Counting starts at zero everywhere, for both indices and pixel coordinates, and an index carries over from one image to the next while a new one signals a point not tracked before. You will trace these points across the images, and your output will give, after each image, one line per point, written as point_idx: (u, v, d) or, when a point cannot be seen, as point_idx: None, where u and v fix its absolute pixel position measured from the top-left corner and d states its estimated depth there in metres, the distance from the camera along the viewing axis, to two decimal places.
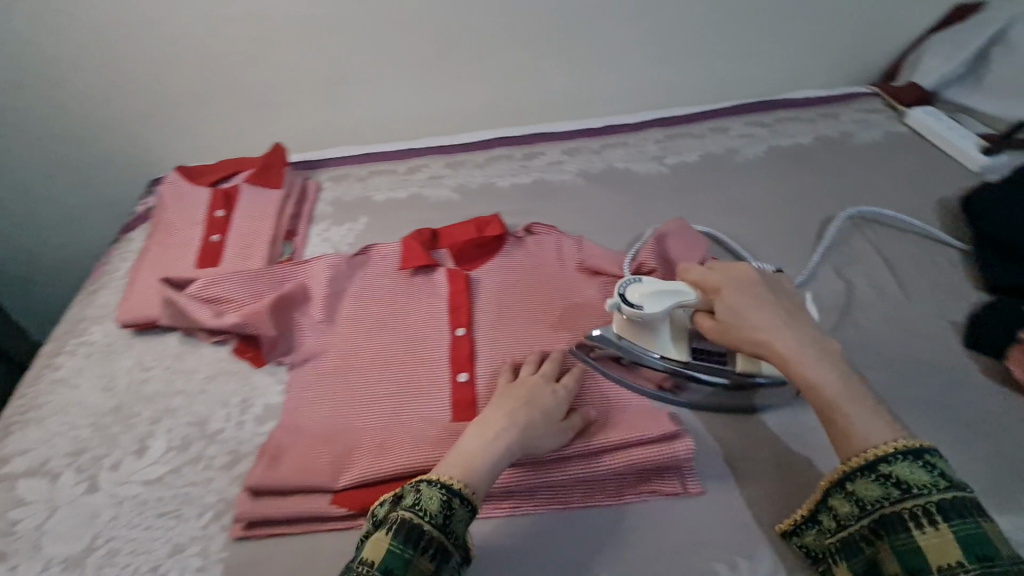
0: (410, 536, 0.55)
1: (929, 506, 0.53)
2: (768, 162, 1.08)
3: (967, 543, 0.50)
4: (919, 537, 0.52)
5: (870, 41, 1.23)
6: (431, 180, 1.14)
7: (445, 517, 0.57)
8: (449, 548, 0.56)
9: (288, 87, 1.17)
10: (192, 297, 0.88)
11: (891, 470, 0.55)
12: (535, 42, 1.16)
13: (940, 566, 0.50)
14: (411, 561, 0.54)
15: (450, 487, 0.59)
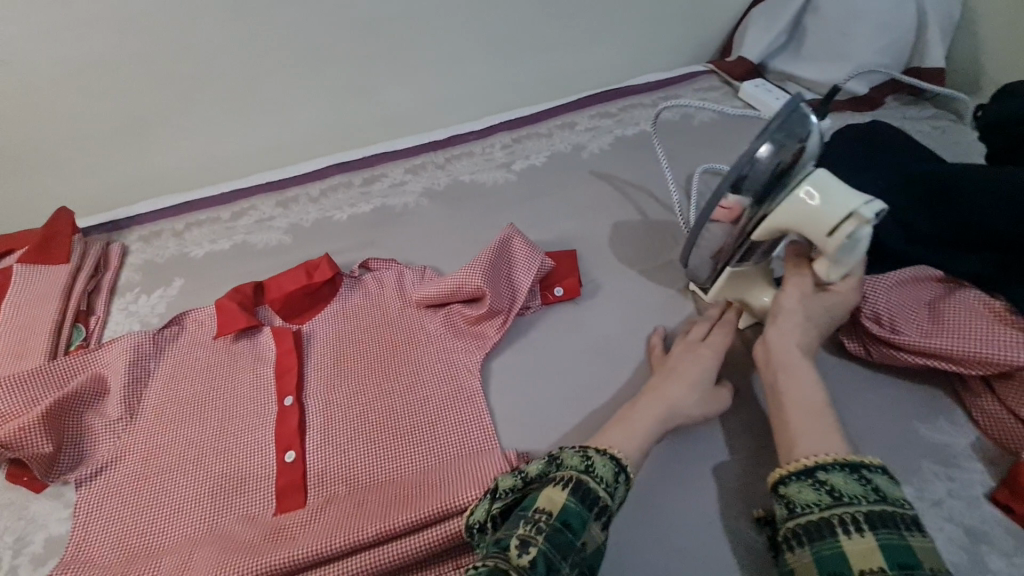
0: (588, 496, 0.50)
1: (858, 514, 0.45)
2: (614, 152, 1.01)
3: (891, 554, 0.43)
4: (844, 542, 0.45)
5: (699, 26, 1.26)
6: (258, 225, 0.94)
7: (613, 489, 0.52)
8: (612, 524, 0.50)
9: (87, 138, 0.99)
10: None
11: (827, 478, 0.48)
12: (361, 55, 1.04)
13: (858, 571, 0.43)
14: (583, 525, 0.48)
15: (618, 459, 0.54)
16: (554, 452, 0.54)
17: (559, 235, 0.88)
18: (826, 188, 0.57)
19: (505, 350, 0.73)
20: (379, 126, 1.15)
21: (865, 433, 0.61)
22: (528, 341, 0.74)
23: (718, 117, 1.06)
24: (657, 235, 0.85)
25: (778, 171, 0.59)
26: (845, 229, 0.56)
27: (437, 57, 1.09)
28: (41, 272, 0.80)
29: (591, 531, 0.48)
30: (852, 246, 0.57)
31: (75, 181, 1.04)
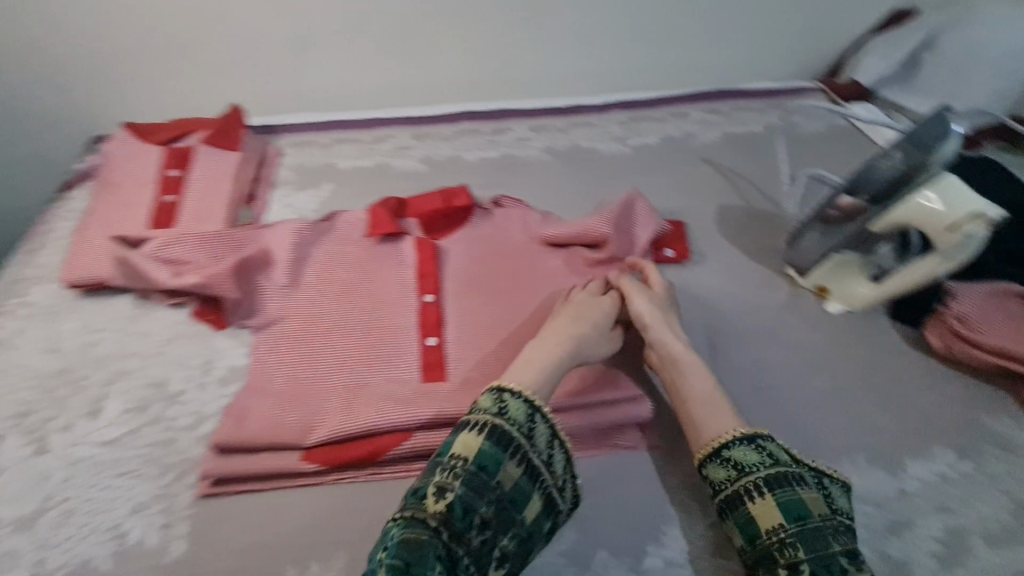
0: (503, 439, 0.55)
1: (757, 481, 0.56)
2: (723, 145, 1.10)
3: (788, 510, 0.53)
4: (751, 507, 0.55)
5: (815, 45, 1.32)
6: (397, 151, 1.04)
7: (529, 428, 0.57)
8: (535, 462, 0.56)
9: (256, 48, 1.10)
10: (149, 258, 0.74)
11: (730, 454, 0.58)
12: (508, 18, 1.14)
13: (764, 531, 0.53)
14: (497, 464, 0.54)
15: (526, 399, 0.59)
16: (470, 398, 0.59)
17: (668, 207, 0.96)
18: (949, 194, 0.66)
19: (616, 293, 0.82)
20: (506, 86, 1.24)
21: (938, 415, 0.69)
22: None
23: (822, 130, 1.14)
24: (761, 223, 0.93)
25: (902, 174, 0.67)
26: (967, 229, 0.65)
27: (573, 31, 1.19)
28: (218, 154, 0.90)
29: (507, 471, 0.54)
30: (968, 243, 0.67)
31: (233, 85, 1.15)
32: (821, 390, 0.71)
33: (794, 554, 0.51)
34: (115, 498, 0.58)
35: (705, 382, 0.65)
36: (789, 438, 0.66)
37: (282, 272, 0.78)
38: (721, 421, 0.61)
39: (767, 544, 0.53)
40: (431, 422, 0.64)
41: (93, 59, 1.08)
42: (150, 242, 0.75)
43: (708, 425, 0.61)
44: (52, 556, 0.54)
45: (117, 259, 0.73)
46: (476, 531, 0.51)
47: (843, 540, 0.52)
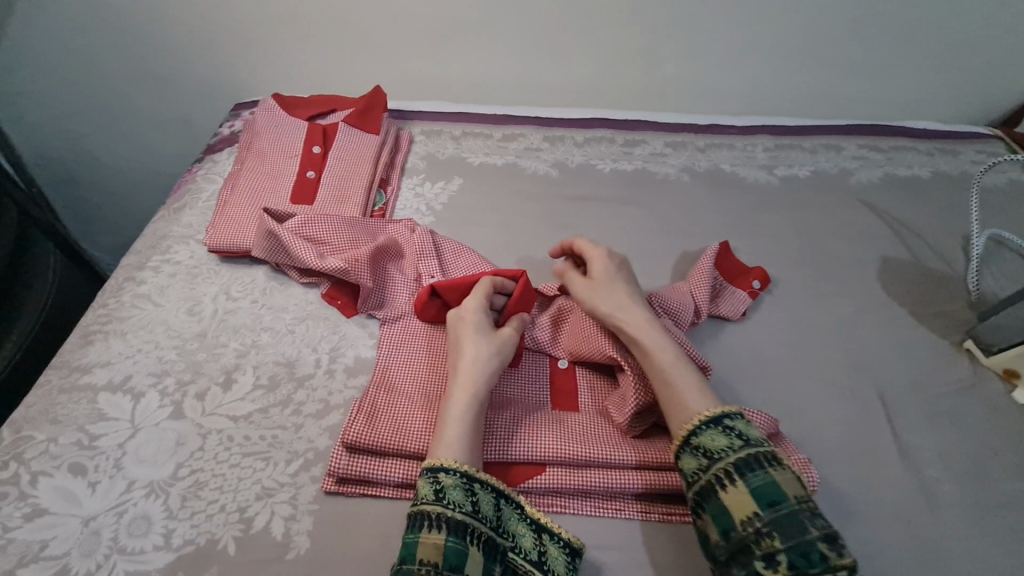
0: (415, 517, 0.47)
1: (726, 467, 0.50)
2: (884, 186, 0.99)
3: (761, 495, 0.47)
4: (724, 496, 0.49)
5: (981, 86, 1.21)
6: (528, 152, 1.01)
7: (438, 492, 0.48)
8: (458, 518, 0.47)
9: (400, 31, 1.10)
10: (292, 234, 0.73)
11: (698, 440, 0.52)
12: (656, 26, 1.10)
13: (738, 522, 0.47)
14: (418, 544, 0.46)
15: (432, 463, 0.50)
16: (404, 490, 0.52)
17: (821, 249, 0.87)
18: None
19: (763, 338, 0.74)
20: (638, 90, 1.21)
21: None
22: (790, 343, 0.74)
23: (1004, 185, 1.00)
24: (933, 286, 0.82)
25: None
26: None
27: (721, 46, 1.13)
28: (360, 134, 0.91)
29: (431, 543, 0.46)
30: None
31: (372, 68, 1.16)
32: (1014, 495, 0.60)
33: (771, 544, 0.45)
34: (243, 478, 0.56)
35: (666, 351, 0.60)
36: (976, 545, 0.56)
37: (426, 269, 0.73)
38: (698, 399, 0.55)
39: (743, 534, 0.46)
40: (567, 461, 0.56)
41: (245, 29, 1.10)
42: (293, 218, 0.75)
43: (684, 403, 0.55)
44: (179, 528, 0.53)
45: (265, 230, 0.73)
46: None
47: (821, 524, 0.46)
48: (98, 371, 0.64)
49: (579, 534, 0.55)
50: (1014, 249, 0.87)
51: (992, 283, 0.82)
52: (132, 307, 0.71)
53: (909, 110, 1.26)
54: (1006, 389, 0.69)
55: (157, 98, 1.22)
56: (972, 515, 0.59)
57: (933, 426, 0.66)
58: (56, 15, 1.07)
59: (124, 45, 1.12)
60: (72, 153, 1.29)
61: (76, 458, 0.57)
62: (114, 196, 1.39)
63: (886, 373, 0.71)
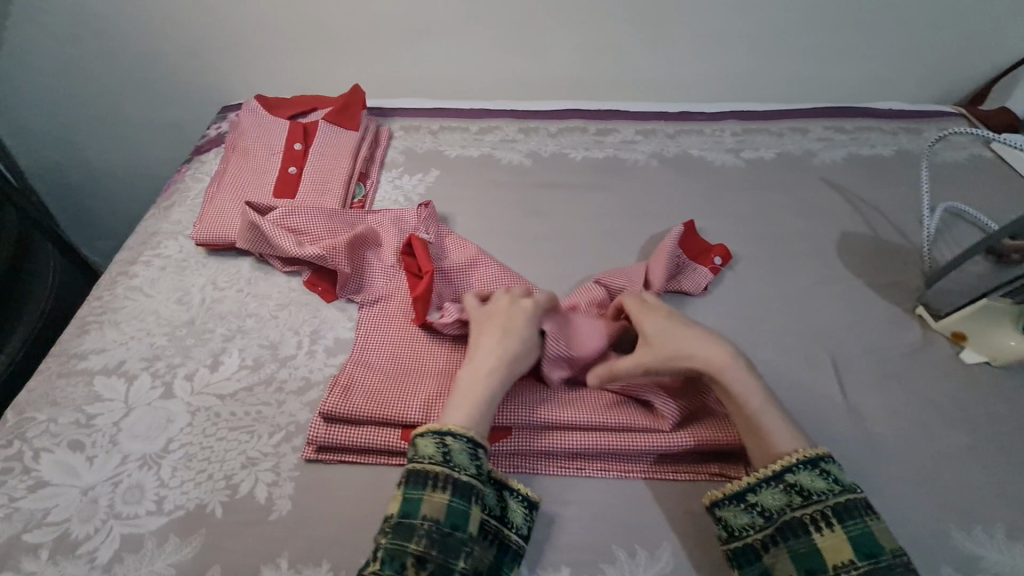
0: (420, 475, 0.51)
1: (824, 510, 0.51)
2: (848, 165, 1.02)
3: (859, 544, 0.49)
4: (817, 539, 0.50)
5: (946, 66, 1.24)
6: (503, 143, 1.05)
7: (445, 455, 0.52)
8: (463, 481, 0.51)
9: (378, 32, 1.14)
10: (273, 226, 0.77)
11: (795, 479, 0.53)
12: (623, 17, 1.13)
13: (832, 566, 0.49)
14: (422, 500, 0.50)
15: (441, 429, 0.54)
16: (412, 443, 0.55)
17: (783, 226, 0.91)
18: None
19: (723, 310, 0.78)
20: (612, 81, 1.25)
21: None
22: (749, 314, 0.77)
23: (963, 160, 1.03)
24: (889, 258, 0.86)
25: None
26: None
27: (688, 35, 1.17)
28: (339, 130, 0.95)
29: (435, 499, 0.50)
30: None
31: (353, 68, 1.20)
32: (954, 447, 0.64)
33: None
34: (228, 449, 0.61)
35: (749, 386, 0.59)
36: (915, 494, 0.60)
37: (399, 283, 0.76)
38: (786, 439, 0.56)
39: None
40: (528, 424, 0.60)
41: (228, 34, 1.15)
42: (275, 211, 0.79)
43: (774, 445, 0.56)
44: (171, 495, 0.57)
45: (248, 222, 0.77)
46: (417, 569, 0.47)
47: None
48: (93, 357, 0.69)
49: (541, 492, 0.59)
50: (970, 221, 0.91)
51: (945, 252, 0.86)
52: (125, 299, 0.76)
53: (877, 92, 1.29)
54: (953, 351, 0.73)
55: (147, 104, 1.26)
56: (913, 465, 0.62)
57: (882, 388, 0.69)
58: (47, 27, 1.12)
59: (114, 54, 1.17)
60: (68, 160, 1.34)
61: (75, 436, 0.61)
62: (111, 201, 1.44)
63: (839, 340, 0.74)
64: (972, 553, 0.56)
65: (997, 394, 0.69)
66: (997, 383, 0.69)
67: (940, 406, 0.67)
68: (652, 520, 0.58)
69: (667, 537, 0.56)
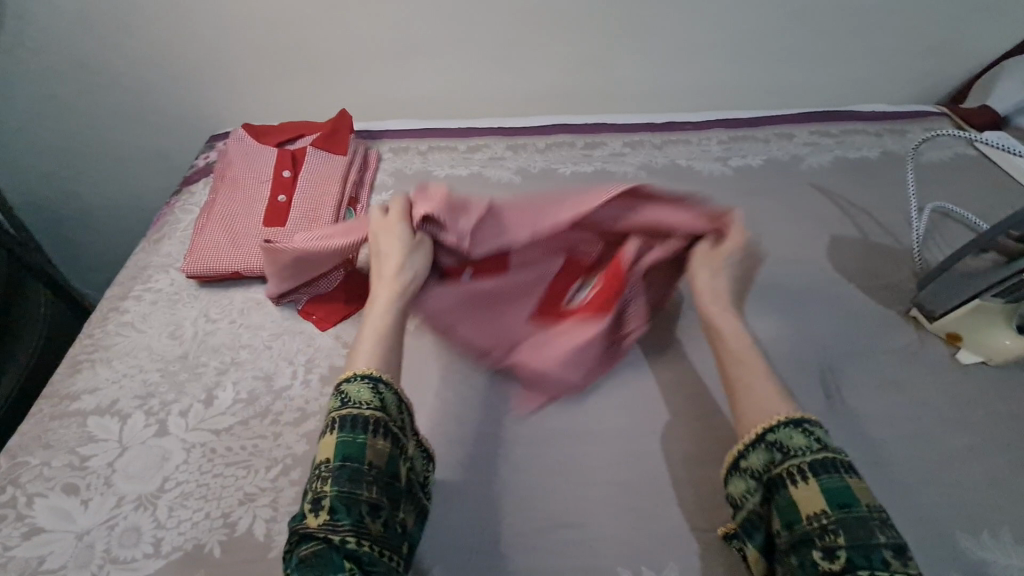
0: (358, 420, 0.51)
1: (801, 465, 0.51)
2: (834, 169, 1.03)
3: (830, 495, 0.48)
4: (792, 490, 0.50)
5: (927, 67, 1.26)
6: (492, 161, 1.05)
7: (378, 402, 0.53)
8: (395, 429, 0.52)
9: (364, 56, 1.15)
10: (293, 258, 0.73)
11: (777, 437, 0.53)
12: (607, 31, 1.15)
13: (804, 516, 0.48)
14: (365, 445, 0.50)
15: (372, 375, 0.55)
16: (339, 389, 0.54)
17: (774, 233, 0.91)
18: None
19: None
20: (597, 94, 1.25)
21: None
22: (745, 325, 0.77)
23: (949, 159, 1.04)
24: (881, 261, 0.86)
25: None
26: None
27: (672, 45, 1.18)
28: (328, 156, 0.95)
29: (378, 446, 0.50)
30: None
31: (341, 91, 1.21)
32: (955, 449, 0.64)
33: (834, 540, 0.46)
34: (225, 486, 0.60)
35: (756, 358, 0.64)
36: (920, 501, 0.60)
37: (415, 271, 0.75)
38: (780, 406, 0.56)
39: (807, 528, 0.48)
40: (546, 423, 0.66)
41: (214, 63, 1.15)
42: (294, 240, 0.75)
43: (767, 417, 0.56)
44: (168, 536, 0.56)
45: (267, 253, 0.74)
46: (373, 517, 0.47)
47: (890, 533, 0.47)
48: (85, 397, 0.68)
49: (545, 520, 0.58)
50: (958, 220, 0.92)
51: (936, 252, 0.86)
52: (116, 335, 0.75)
53: (861, 95, 1.31)
54: (950, 351, 0.73)
55: (136, 135, 1.26)
56: (916, 470, 0.62)
57: (883, 395, 0.69)
58: (36, 62, 1.12)
59: (100, 87, 1.17)
60: (58, 194, 1.34)
61: (69, 478, 0.60)
62: (100, 233, 1.43)
63: (836, 347, 0.74)
64: (981, 559, 0.55)
65: (995, 394, 0.69)
66: (994, 383, 0.70)
67: (940, 409, 0.67)
68: (657, 541, 0.57)
69: (672, 558, 0.56)
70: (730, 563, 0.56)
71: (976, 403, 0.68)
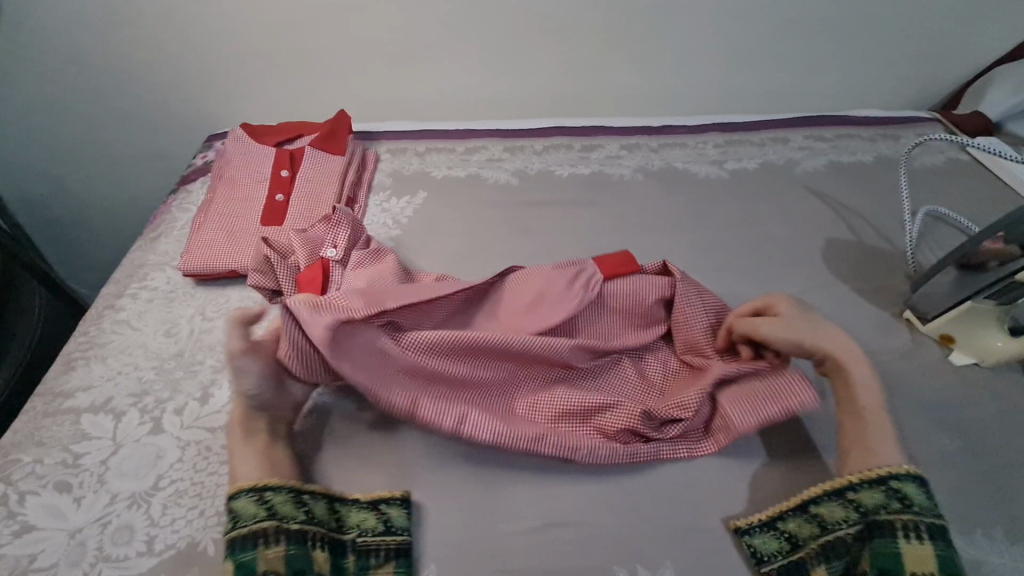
0: (246, 540, 0.50)
1: (920, 523, 0.52)
2: (829, 173, 1.04)
3: (942, 562, 0.50)
4: (903, 543, 0.51)
5: (920, 73, 1.27)
6: (490, 163, 1.05)
7: (265, 510, 0.52)
8: (294, 528, 0.52)
9: (363, 58, 1.16)
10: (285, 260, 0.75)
11: (902, 487, 0.54)
12: (603, 35, 1.16)
13: (911, 571, 0.50)
14: (258, 560, 0.49)
15: (255, 485, 0.53)
16: (228, 505, 0.52)
17: (770, 236, 0.92)
18: None
19: None
20: (595, 98, 1.26)
21: None
22: None
23: (942, 164, 1.05)
24: (874, 263, 0.87)
25: None
26: None
27: (668, 50, 1.19)
28: (326, 156, 0.95)
29: (269, 556, 0.49)
30: None
31: (340, 92, 1.21)
32: (949, 449, 0.64)
33: None
34: (220, 483, 0.60)
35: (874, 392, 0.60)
36: None
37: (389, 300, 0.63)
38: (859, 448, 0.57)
39: None
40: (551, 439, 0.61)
41: (213, 63, 1.15)
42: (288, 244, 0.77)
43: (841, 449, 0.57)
44: (162, 534, 0.56)
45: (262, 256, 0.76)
46: None
47: None
48: (79, 395, 0.67)
49: (542, 518, 0.58)
50: (951, 223, 0.93)
51: (929, 255, 0.87)
52: (112, 333, 0.75)
53: (856, 101, 1.32)
54: (943, 353, 0.74)
55: (133, 135, 1.26)
56: (911, 469, 0.62)
57: (877, 394, 0.69)
58: (34, 61, 1.12)
59: (98, 86, 1.17)
60: (54, 194, 1.33)
61: (62, 476, 0.60)
62: (96, 233, 1.43)
63: None
64: (975, 558, 0.56)
65: (989, 395, 0.69)
66: (987, 385, 0.70)
67: (932, 409, 0.68)
68: (653, 540, 0.57)
69: (668, 555, 0.56)
70: (725, 561, 0.56)
71: (970, 404, 0.68)
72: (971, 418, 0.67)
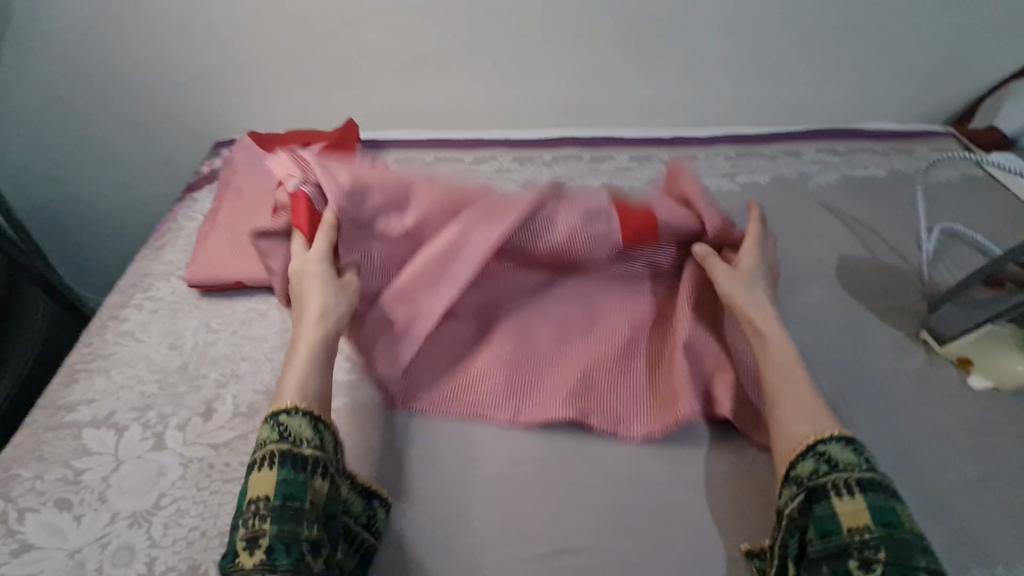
0: (297, 458, 0.52)
1: (848, 480, 0.51)
2: (841, 188, 1.02)
3: (875, 513, 0.49)
4: (837, 503, 0.50)
5: (933, 87, 1.26)
6: (499, 173, 1.04)
7: (317, 441, 0.55)
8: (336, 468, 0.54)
9: (371, 66, 1.15)
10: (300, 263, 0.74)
11: (826, 450, 0.54)
12: (613, 45, 1.15)
13: (847, 529, 0.49)
14: (303, 484, 0.51)
15: (314, 414, 0.56)
16: (282, 418, 0.55)
17: (782, 251, 0.90)
18: None
19: None
20: (605, 108, 1.25)
21: None
22: None
23: (957, 179, 1.04)
24: (889, 282, 0.86)
25: None
26: None
27: (679, 61, 1.18)
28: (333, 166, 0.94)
29: (315, 486, 0.52)
30: None
31: (347, 100, 1.21)
32: (968, 477, 0.63)
33: (873, 555, 0.47)
34: (223, 503, 0.59)
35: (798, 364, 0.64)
36: (936, 531, 0.58)
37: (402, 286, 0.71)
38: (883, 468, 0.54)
39: (848, 541, 0.48)
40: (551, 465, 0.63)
41: (220, 70, 1.15)
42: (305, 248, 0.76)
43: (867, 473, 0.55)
44: (163, 556, 0.55)
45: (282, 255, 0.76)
46: (313, 553, 0.49)
47: (927, 557, 0.48)
48: (82, 408, 0.66)
49: (552, 544, 0.57)
50: (967, 241, 0.91)
51: (945, 274, 0.86)
52: (115, 345, 0.74)
53: (868, 113, 1.31)
54: (961, 376, 0.72)
55: (139, 140, 1.25)
56: (930, 498, 0.61)
57: (893, 418, 0.68)
58: (40, 66, 1.12)
59: (105, 91, 1.16)
60: (58, 199, 1.32)
61: (63, 493, 0.59)
62: (100, 238, 1.42)
63: (847, 368, 0.73)
64: None
65: (1008, 420, 0.68)
66: (1007, 410, 0.69)
67: (950, 434, 0.66)
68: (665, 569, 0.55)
69: None
70: None
71: (988, 429, 0.67)
72: (990, 444, 0.66)
